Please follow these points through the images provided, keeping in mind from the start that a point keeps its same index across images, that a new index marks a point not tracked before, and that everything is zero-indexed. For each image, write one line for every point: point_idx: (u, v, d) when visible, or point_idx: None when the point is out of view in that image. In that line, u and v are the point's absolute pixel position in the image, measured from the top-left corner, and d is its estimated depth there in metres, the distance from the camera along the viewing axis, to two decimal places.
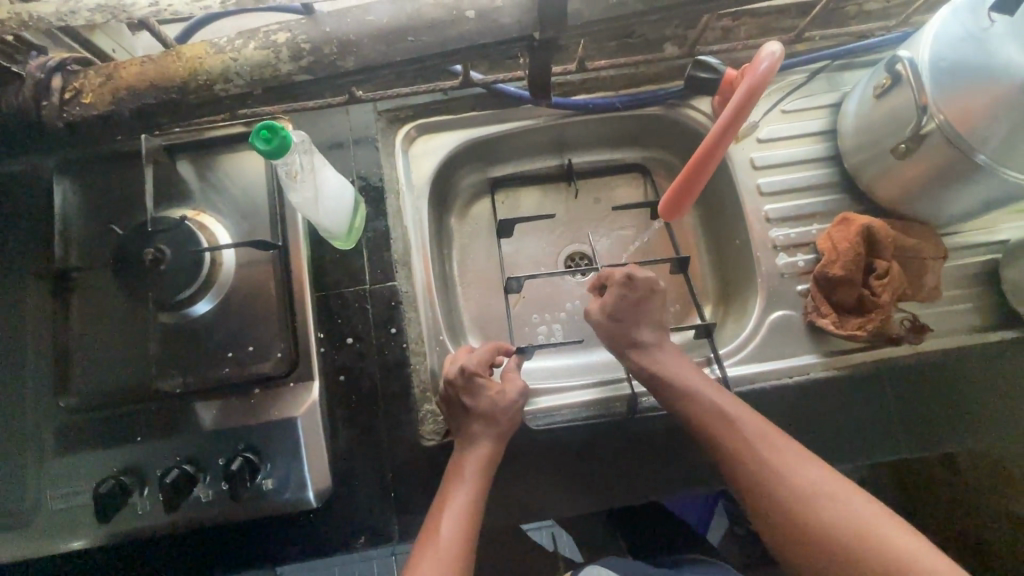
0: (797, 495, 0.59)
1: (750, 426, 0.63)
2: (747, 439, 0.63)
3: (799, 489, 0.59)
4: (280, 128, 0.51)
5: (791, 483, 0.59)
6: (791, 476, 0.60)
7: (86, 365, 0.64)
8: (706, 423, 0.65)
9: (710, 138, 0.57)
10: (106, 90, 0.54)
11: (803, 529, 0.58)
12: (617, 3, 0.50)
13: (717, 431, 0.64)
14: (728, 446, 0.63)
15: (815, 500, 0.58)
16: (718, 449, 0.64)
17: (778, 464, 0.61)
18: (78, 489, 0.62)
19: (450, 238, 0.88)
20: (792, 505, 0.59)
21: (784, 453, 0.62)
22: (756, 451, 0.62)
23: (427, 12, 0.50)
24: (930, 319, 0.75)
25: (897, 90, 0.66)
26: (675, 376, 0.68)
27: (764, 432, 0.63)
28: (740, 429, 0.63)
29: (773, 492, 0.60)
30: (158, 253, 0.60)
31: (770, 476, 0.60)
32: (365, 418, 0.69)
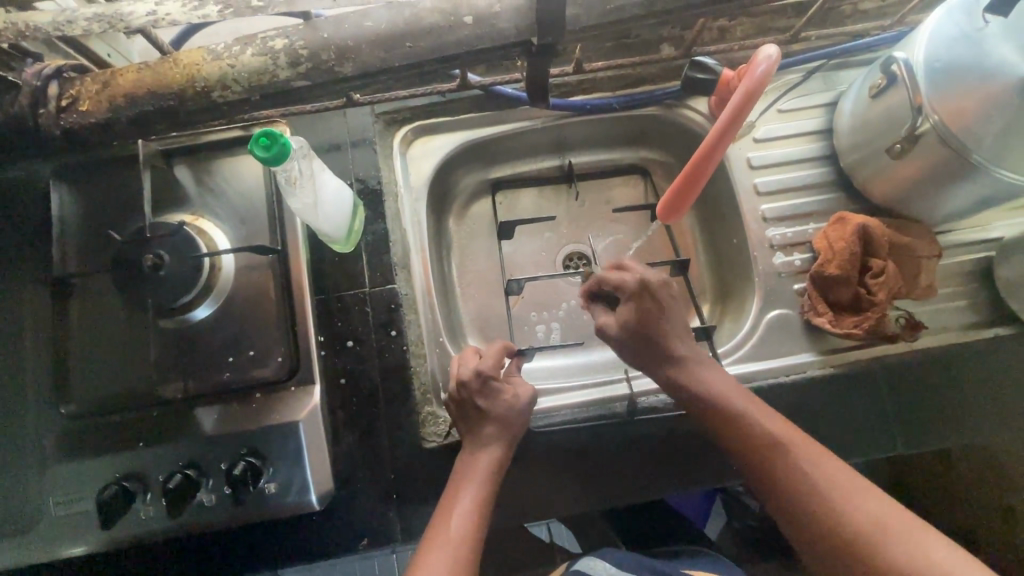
0: (861, 533, 0.53)
1: (801, 452, 0.59)
2: (796, 467, 0.58)
3: (860, 524, 0.53)
4: (279, 134, 0.51)
5: (851, 517, 0.54)
6: (849, 508, 0.54)
7: (87, 372, 0.64)
8: (751, 447, 0.61)
9: (708, 139, 0.57)
10: (103, 97, 0.54)
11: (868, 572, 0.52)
12: (614, 8, 0.50)
13: (761, 456, 0.60)
14: (774, 472, 0.59)
15: (882, 540, 0.52)
16: (764, 476, 0.60)
17: (836, 495, 0.55)
18: (81, 494, 0.62)
19: (449, 239, 0.88)
20: (854, 545, 0.53)
21: (843, 482, 0.56)
22: (809, 481, 0.57)
23: (425, 17, 0.50)
24: (925, 317, 0.76)
25: (893, 90, 0.66)
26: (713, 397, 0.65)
27: (818, 458, 0.58)
28: (788, 454, 0.59)
29: (832, 528, 0.54)
30: (156, 258, 0.60)
31: (825, 508, 0.55)
32: (366, 420, 0.70)
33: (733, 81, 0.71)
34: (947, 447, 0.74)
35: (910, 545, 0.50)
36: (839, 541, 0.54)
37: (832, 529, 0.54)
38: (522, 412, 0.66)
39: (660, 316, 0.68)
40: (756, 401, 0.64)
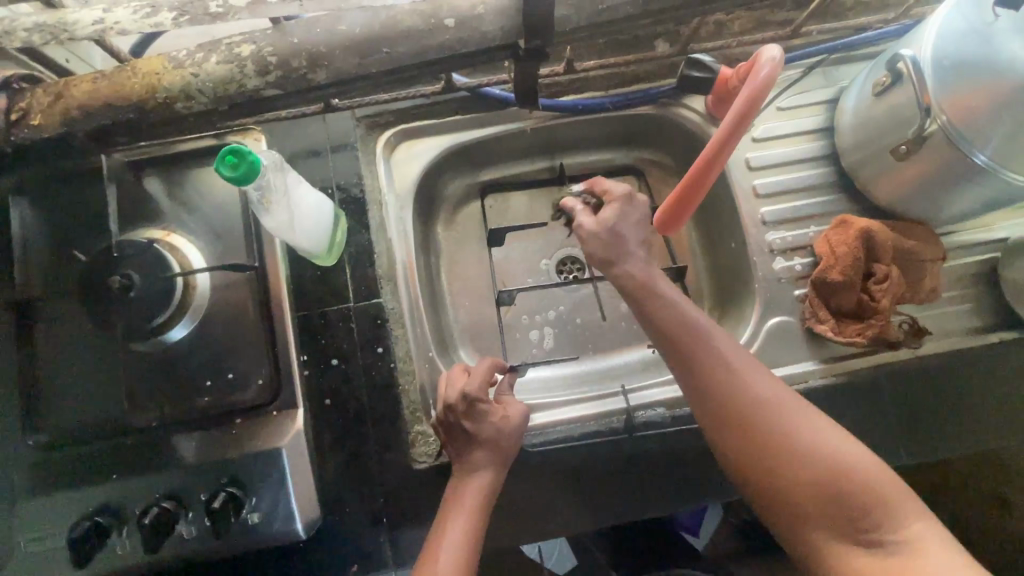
0: (809, 454, 0.51)
1: (752, 371, 0.55)
2: (748, 384, 0.54)
3: (809, 446, 0.51)
4: (247, 153, 0.47)
5: (799, 439, 0.52)
6: (800, 431, 0.52)
7: (56, 400, 0.60)
8: (701, 362, 0.55)
9: (711, 144, 0.53)
10: (56, 110, 0.49)
11: (811, 493, 0.50)
12: (607, 8, 0.47)
13: (717, 379, 0.55)
14: (724, 390, 0.54)
15: (831, 462, 0.50)
16: (711, 395, 0.55)
17: (787, 415, 0.53)
18: (52, 530, 0.59)
19: (437, 246, 0.85)
20: (801, 468, 0.51)
21: (792, 405, 0.53)
22: (761, 401, 0.54)
23: (402, 20, 0.46)
24: (928, 322, 0.74)
25: (897, 89, 0.63)
26: (667, 310, 0.58)
27: (766, 377, 0.55)
28: (740, 371, 0.55)
29: (780, 448, 0.52)
30: (125, 278, 0.55)
31: (777, 429, 0.52)
32: (354, 442, 0.67)
33: (732, 79, 0.68)
34: (949, 456, 0.72)
35: (857, 468, 0.50)
36: (787, 461, 0.51)
37: (781, 449, 0.52)
38: (514, 432, 0.63)
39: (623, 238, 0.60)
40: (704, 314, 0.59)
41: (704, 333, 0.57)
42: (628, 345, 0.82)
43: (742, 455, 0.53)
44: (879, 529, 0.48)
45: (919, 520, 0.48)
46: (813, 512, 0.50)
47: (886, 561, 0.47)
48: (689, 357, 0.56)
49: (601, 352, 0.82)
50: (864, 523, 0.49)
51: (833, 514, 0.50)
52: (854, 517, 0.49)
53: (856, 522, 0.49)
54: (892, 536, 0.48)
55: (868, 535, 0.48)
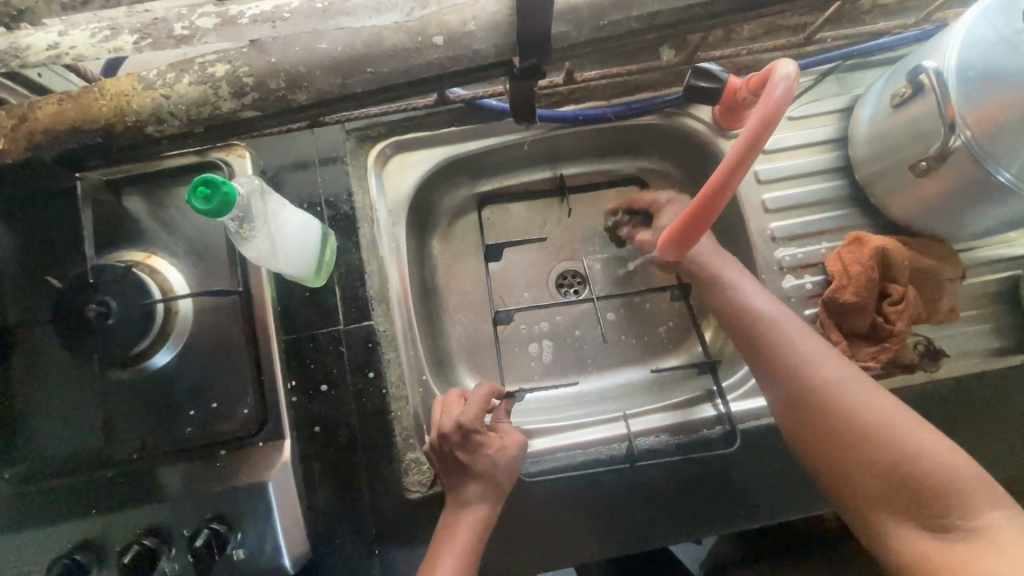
0: (882, 438, 0.52)
1: (824, 357, 0.58)
2: (819, 371, 0.57)
3: (883, 431, 0.53)
4: (221, 182, 0.45)
5: (872, 423, 0.53)
6: (871, 413, 0.54)
7: (35, 432, 0.58)
8: (772, 348, 0.60)
9: (722, 165, 0.50)
10: (20, 133, 0.46)
11: (882, 477, 0.52)
12: (610, 23, 0.43)
13: (783, 356, 0.59)
14: (796, 373, 0.58)
15: (904, 447, 0.51)
16: (782, 378, 0.59)
17: (861, 399, 0.55)
18: (30, 568, 0.56)
19: (433, 260, 0.81)
20: (874, 450, 0.52)
21: (866, 390, 0.55)
22: (834, 384, 0.56)
23: (387, 38, 0.42)
24: (944, 343, 0.71)
25: (917, 102, 0.59)
26: (738, 301, 0.63)
27: (842, 365, 0.58)
28: (811, 356, 0.58)
29: (850, 429, 0.54)
30: (101, 307, 0.53)
31: (850, 413, 0.55)
32: (345, 471, 0.64)
33: (741, 90, 0.64)
34: None
35: (931, 455, 0.50)
36: (856, 445, 0.53)
37: (853, 430, 0.54)
38: (510, 465, 0.61)
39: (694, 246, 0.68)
40: (778, 306, 0.63)
41: (774, 323, 0.61)
42: (631, 363, 0.79)
43: (813, 437, 0.56)
44: (950, 516, 0.48)
45: (999, 512, 0.48)
46: (879, 493, 0.52)
47: (952, 548, 0.47)
48: (760, 343, 0.61)
49: (603, 370, 0.79)
50: (935, 508, 0.49)
51: (902, 497, 0.51)
52: (926, 502, 0.49)
53: (926, 506, 0.49)
54: (961, 523, 0.48)
55: (940, 521, 0.49)
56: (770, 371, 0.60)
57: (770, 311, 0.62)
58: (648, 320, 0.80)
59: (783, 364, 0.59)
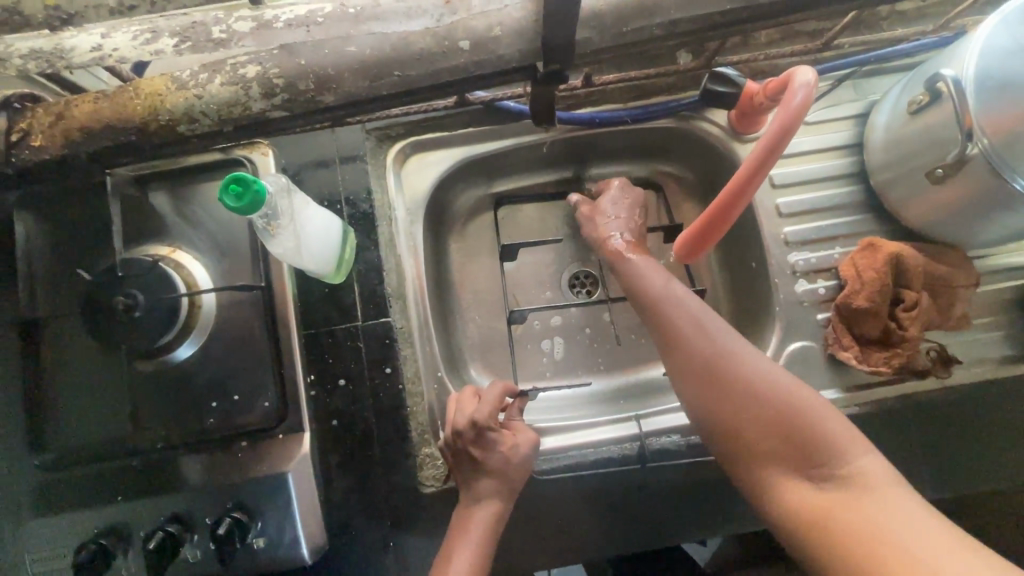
0: (761, 394, 0.53)
1: (712, 326, 0.58)
2: (708, 335, 0.57)
3: (764, 389, 0.53)
4: (251, 181, 0.46)
5: (755, 383, 0.53)
6: (751, 372, 0.54)
7: (62, 420, 0.60)
8: (665, 317, 0.60)
9: (740, 172, 0.52)
10: (58, 131, 0.48)
11: (764, 433, 0.52)
12: (632, 30, 0.44)
13: (675, 325, 0.59)
14: (690, 343, 0.57)
15: (784, 402, 0.52)
16: (678, 350, 0.58)
17: (745, 361, 0.55)
18: (58, 552, 0.58)
19: (449, 258, 0.82)
20: (757, 407, 0.53)
21: (749, 352, 0.55)
22: (722, 349, 0.56)
23: (414, 42, 0.43)
24: (957, 350, 0.71)
25: (935, 109, 0.59)
26: (640, 279, 0.64)
27: (730, 331, 0.58)
28: (704, 325, 0.58)
29: (737, 390, 0.54)
30: (128, 299, 0.54)
31: (735, 375, 0.54)
32: (361, 464, 0.66)
33: (758, 95, 0.65)
34: (978, 490, 0.69)
35: (809, 408, 0.51)
36: (739, 402, 0.54)
37: (736, 392, 0.54)
38: (522, 462, 0.63)
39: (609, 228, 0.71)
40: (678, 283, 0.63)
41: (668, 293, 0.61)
42: (643, 363, 0.80)
43: (704, 402, 0.56)
44: (824, 464, 0.49)
45: (870, 460, 0.49)
46: (764, 449, 0.52)
47: (830, 496, 0.48)
48: (658, 315, 0.61)
49: (614, 370, 0.80)
50: (816, 460, 0.50)
51: (784, 451, 0.51)
52: (805, 454, 0.50)
53: (806, 458, 0.50)
54: (836, 471, 0.49)
55: (818, 472, 0.49)
56: (666, 343, 0.59)
57: (669, 288, 0.62)
58: None
59: (671, 331, 0.59)
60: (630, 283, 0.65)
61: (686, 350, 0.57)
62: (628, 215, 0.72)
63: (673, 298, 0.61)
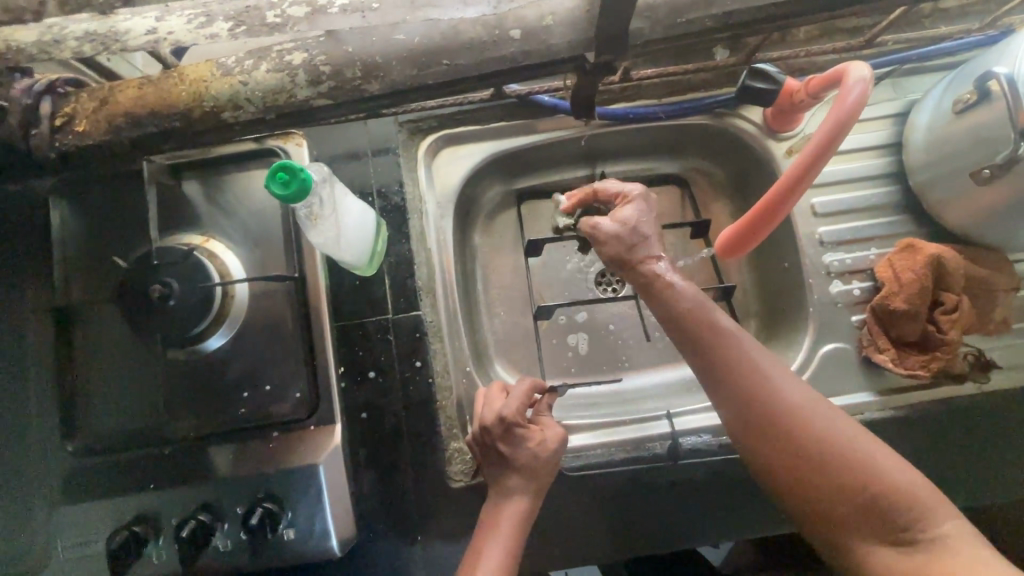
0: (836, 458, 0.49)
1: (780, 380, 0.52)
2: (776, 391, 0.52)
3: (838, 451, 0.50)
4: (298, 169, 0.47)
5: (829, 444, 0.50)
6: (823, 433, 0.50)
7: (96, 406, 0.60)
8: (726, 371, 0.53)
9: (784, 179, 0.53)
10: (101, 117, 0.48)
11: (840, 498, 0.49)
12: (687, 21, 0.43)
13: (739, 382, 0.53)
14: (755, 402, 0.52)
15: (861, 467, 0.49)
16: (742, 409, 0.53)
17: (815, 420, 0.51)
18: (90, 537, 0.58)
19: (476, 252, 0.82)
20: (829, 471, 0.50)
21: (820, 412, 0.51)
22: (792, 407, 0.51)
23: (463, 30, 0.43)
24: (995, 355, 0.69)
25: (984, 108, 0.57)
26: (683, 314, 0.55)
27: (794, 381, 0.53)
28: (770, 380, 0.52)
29: (811, 455, 0.50)
30: (164, 288, 0.53)
31: (805, 438, 0.50)
32: (390, 457, 0.65)
33: (798, 92, 0.64)
34: (1013, 498, 0.68)
35: (885, 471, 0.49)
36: (813, 466, 0.50)
37: (808, 455, 0.50)
38: (551, 459, 0.62)
39: (638, 242, 0.58)
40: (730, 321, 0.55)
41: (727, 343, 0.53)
42: (671, 363, 0.79)
43: (770, 461, 0.52)
44: (908, 528, 0.47)
45: (950, 520, 0.47)
46: (840, 513, 0.49)
47: (916, 562, 0.47)
48: (716, 366, 0.53)
49: (641, 369, 0.79)
50: (896, 525, 0.48)
51: (863, 515, 0.49)
52: (884, 518, 0.48)
53: (886, 523, 0.48)
54: (918, 534, 0.47)
55: (898, 535, 0.48)
56: (729, 401, 0.53)
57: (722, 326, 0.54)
58: None
59: (735, 390, 0.53)
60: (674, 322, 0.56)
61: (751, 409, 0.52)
62: (647, 218, 0.59)
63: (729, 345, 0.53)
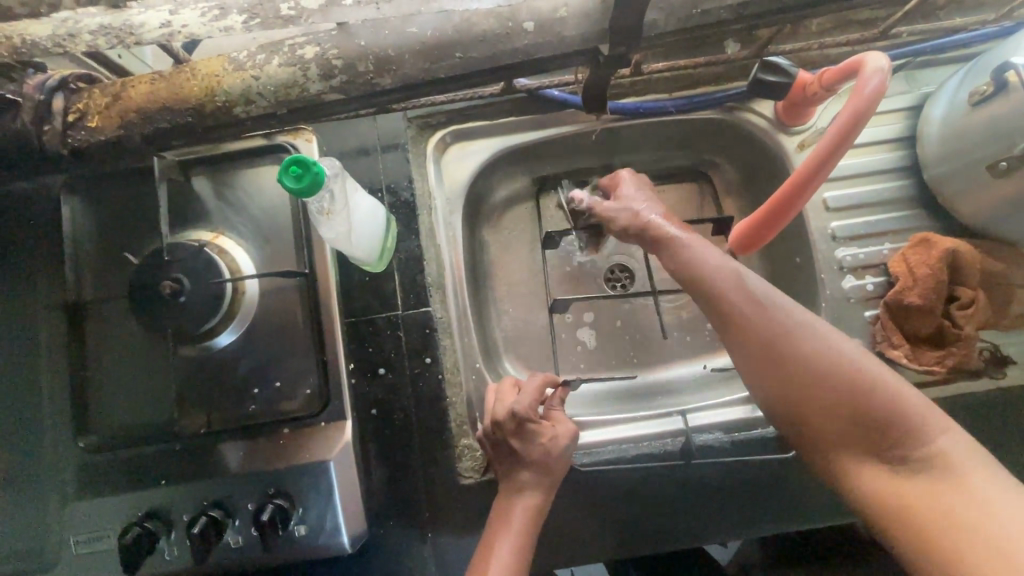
0: (836, 376, 0.49)
1: (780, 303, 0.52)
2: (774, 313, 0.52)
3: (837, 368, 0.49)
4: (311, 163, 0.47)
5: (827, 361, 0.49)
6: (822, 350, 0.50)
7: (108, 402, 0.60)
8: (723, 297, 0.53)
9: (793, 179, 0.53)
10: (114, 112, 0.48)
11: (840, 416, 0.48)
12: (702, 12, 0.43)
13: (739, 306, 0.53)
14: (752, 322, 0.52)
15: (861, 383, 0.48)
16: (740, 334, 0.53)
17: (816, 339, 0.50)
18: (101, 533, 0.59)
19: (485, 249, 0.82)
20: (826, 387, 0.49)
21: (821, 332, 0.50)
22: (791, 325, 0.51)
23: (477, 23, 0.43)
24: (1011, 350, 0.69)
25: (999, 100, 0.56)
26: (685, 252, 0.57)
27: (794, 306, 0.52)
28: (763, 299, 0.52)
29: (810, 372, 0.50)
30: (174, 284, 0.53)
31: (803, 357, 0.50)
32: (400, 453, 0.65)
33: (811, 84, 0.63)
34: None
35: (888, 389, 0.47)
36: (811, 383, 0.50)
37: (806, 373, 0.50)
38: (562, 454, 0.61)
39: (629, 208, 0.63)
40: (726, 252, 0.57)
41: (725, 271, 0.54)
42: (682, 359, 0.79)
43: (760, 378, 0.52)
44: (910, 449, 0.46)
45: (955, 441, 0.46)
46: (840, 431, 0.49)
47: (919, 487, 0.45)
48: (713, 291, 0.54)
49: (651, 365, 0.78)
50: (895, 444, 0.47)
51: (864, 434, 0.48)
52: (880, 436, 0.47)
53: (890, 444, 0.47)
54: (916, 454, 0.46)
55: (896, 454, 0.47)
56: (727, 326, 0.53)
57: (720, 260, 0.55)
58: (698, 317, 0.80)
59: (733, 313, 0.53)
60: (672, 256, 0.58)
61: (749, 331, 0.52)
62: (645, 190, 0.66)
63: (726, 270, 0.54)
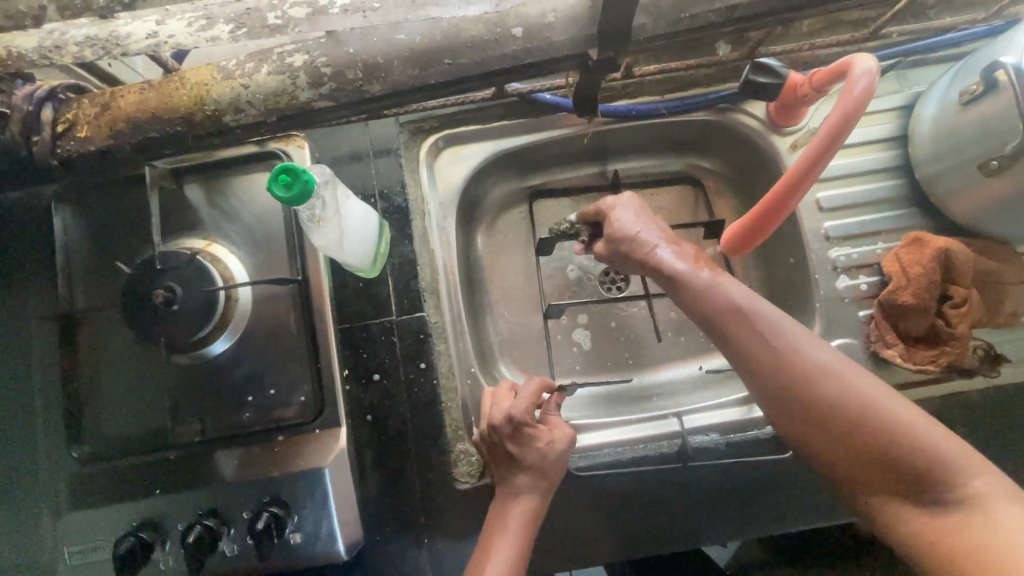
0: (862, 417, 0.48)
1: (799, 342, 0.51)
2: (794, 353, 0.51)
3: (855, 407, 0.48)
4: (300, 171, 0.47)
5: (850, 402, 0.48)
6: (845, 391, 0.49)
7: (101, 412, 0.60)
8: (739, 334, 0.53)
9: (786, 177, 0.53)
10: (103, 122, 0.47)
11: (869, 457, 0.48)
12: (690, 16, 0.43)
13: (756, 345, 0.52)
14: (770, 361, 0.51)
15: (887, 424, 0.47)
16: (759, 372, 0.52)
17: (839, 380, 0.49)
18: (96, 544, 0.58)
19: (479, 253, 0.81)
20: (854, 430, 0.48)
21: (844, 372, 0.50)
22: (812, 367, 0.50)
23: (466, 29, 0.43)
24: (1005, 348, 0.69)
25: (989, 99, 0.57)
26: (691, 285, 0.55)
27: (807, 334, 0.52)
28: (781, 338, 0.51)
29: (834, 412, 0.49)
30: (167, 292, 0.54)
31: (827, 399, 0.49)
32: (395, 459, 0.65)
33: (802, 86, 0.64)
34: None
35: (914, 429, 0.47)
36: (835, 424, 0.49)
37: (831, 414, 0.49)
38: (559, 459, 0.61)
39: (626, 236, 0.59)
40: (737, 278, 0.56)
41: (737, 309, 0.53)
42: (678, 361, 0.79)
43: (783, 418, 0.52)
44: (941, 490, 0.45)
45: (986, 479, 0.45)
46: (871, 472, 0.48)
47: (947, 525, 0.45)
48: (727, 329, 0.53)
49: (646, 367, 0.78)
50: (919, 484, 0.46)
51: (892, 476, 0.47)
52: (910, 477, 0.46)
53: (920, 484, 0.46)
54: (945, 493, 0.45)
55: (927, 493, 0.46)
56: (745, 364, 0.53)
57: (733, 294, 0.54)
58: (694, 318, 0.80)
59: (750, 352, 0.52)
60: (678, 289, 0.56)
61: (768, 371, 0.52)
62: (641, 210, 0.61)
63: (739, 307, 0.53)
